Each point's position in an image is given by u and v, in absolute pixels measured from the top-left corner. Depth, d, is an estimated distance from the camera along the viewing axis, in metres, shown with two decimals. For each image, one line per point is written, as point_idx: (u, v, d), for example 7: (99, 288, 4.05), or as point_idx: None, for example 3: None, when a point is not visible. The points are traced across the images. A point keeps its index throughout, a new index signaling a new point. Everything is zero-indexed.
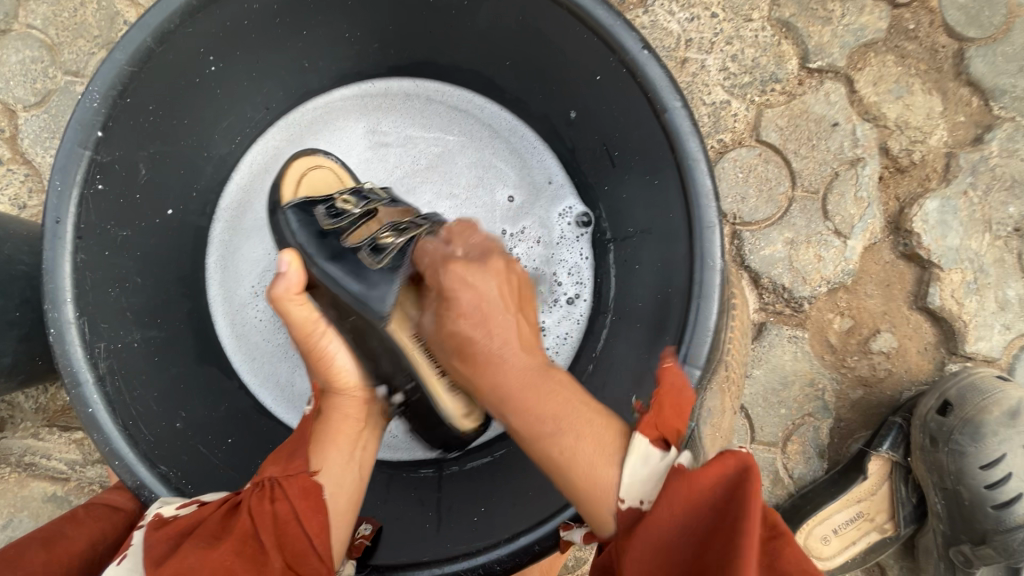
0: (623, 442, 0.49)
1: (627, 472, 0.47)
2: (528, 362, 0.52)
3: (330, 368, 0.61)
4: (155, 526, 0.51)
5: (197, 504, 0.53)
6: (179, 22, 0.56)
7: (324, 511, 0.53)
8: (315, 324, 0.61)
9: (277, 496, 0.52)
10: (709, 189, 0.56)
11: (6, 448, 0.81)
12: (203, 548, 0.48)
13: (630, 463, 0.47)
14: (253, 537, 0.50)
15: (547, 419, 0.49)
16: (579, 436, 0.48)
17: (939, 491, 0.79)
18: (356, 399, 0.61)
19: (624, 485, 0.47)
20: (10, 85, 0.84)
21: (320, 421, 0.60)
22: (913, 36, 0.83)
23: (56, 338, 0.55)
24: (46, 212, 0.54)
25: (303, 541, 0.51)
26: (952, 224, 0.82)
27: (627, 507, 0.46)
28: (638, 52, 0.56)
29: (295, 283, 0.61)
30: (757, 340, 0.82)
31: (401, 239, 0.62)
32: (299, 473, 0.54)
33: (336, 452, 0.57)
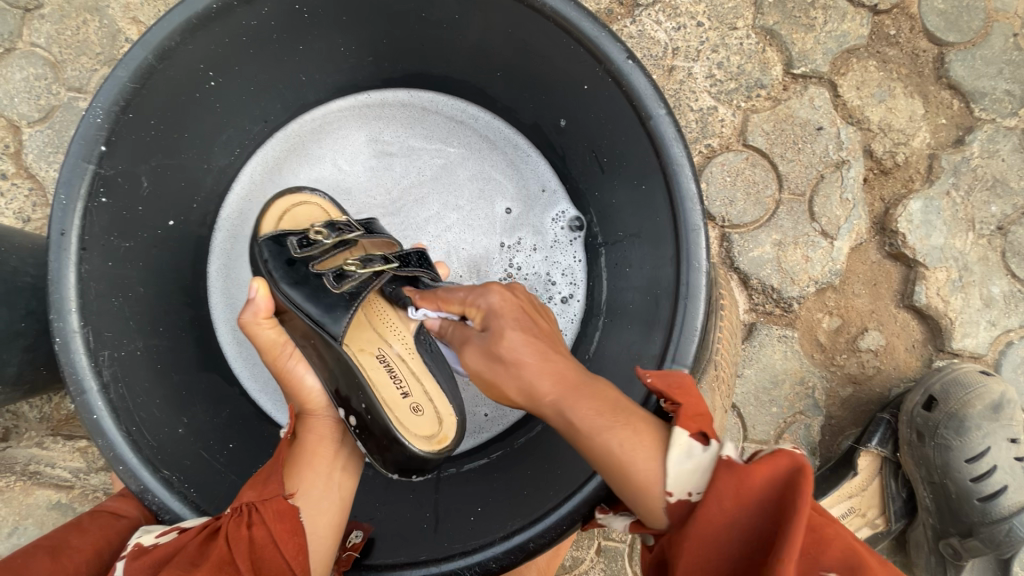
0: (663, 438, 0.46)
1: (672, 465, 0.44)
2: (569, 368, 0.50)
3: (303, 391, 0.65)
4: (134, 556, 0.52)
5: (177, 531, 0.54)
6: (179, 39, 0.58)
7: (300, 535, 0.55)
8: (282, 345, 0.65)
9: (254, 521, 0.53)
10: (694, 193, 0.57)
11: (11, 457, 0.82)
12: None
13: (674, 458, 0.44)
14: (230, 563, 0.50)
15: (598, 415, 0.47)
16: (631, 431, 0.46)
17: (926, 486, 0.81)
18: (330, 424, 0.64)
19: (670, 476, 0.44)
20: (15, 101, 0.86)
21: (296, 445, 0.62)
22: (894, 41, 0.85)
23: (61, 347, 0.56)
24: (51, 225, 0.56)
25: (281, 565, 0.53)
26: (936, 224, 0.84)
27: (675, 500, 0.44)
28: (623, 62, 0.58)
29: (262, 309, 0.64)
30: (748, 341, 0.84)
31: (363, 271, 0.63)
32: (276, 496, 0.55)
33: (312, 475, 0.59)
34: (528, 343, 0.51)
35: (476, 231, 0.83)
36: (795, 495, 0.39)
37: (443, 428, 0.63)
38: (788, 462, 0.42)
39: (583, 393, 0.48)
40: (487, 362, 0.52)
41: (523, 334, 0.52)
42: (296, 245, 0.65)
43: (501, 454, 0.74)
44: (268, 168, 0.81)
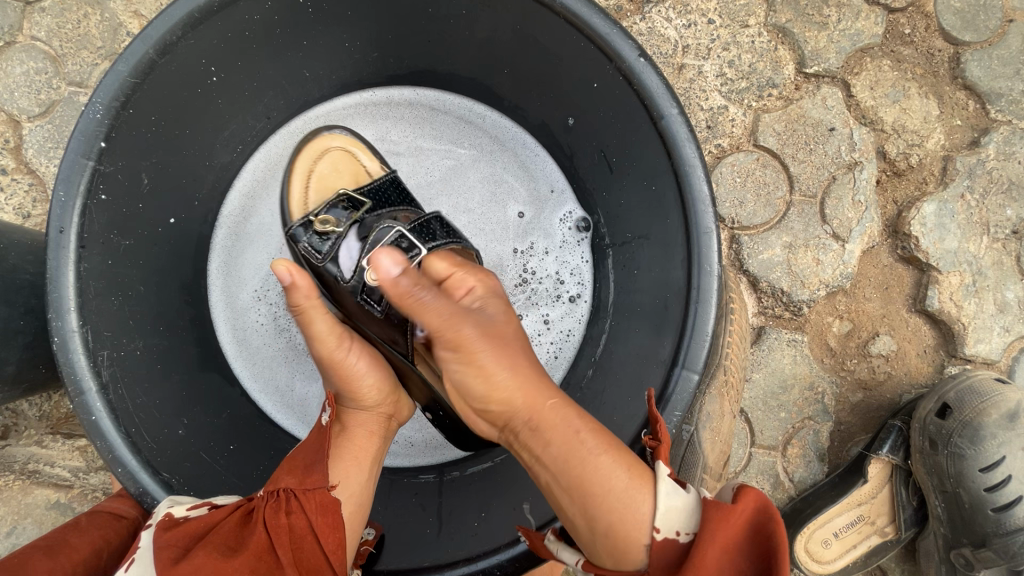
0: (651, 473, 0.47)
1: (662, 500, 0.45)
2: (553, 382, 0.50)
3: (355, 386, 0.59)
4: (165, 527, 0.50)
5: (208, 507, 0.53)
6: (181, 33, 0.57)
7: (340, 530, 0.53)
8: (334, 336, 0.57)
9: (293, 510, 0.52)
10: (706, 195, 0.56)
11: (11, 455, 0.82)
12: (220, 559, 0.48)
13: (664, 492, 0.45)
14: (269, 553, 0.50)
15: (589, 438, 0.47)
16: (629, 462, 0.47)
17: (938, 495, 0.79)
18: (379, 415, 0.62)
19: (658, 513, 0.44)
20: (15, 95, 0.85)
21: (341, 433, 0.60)
22: (909, 40, 0.83)
23: (59, 347, 0.55)
24: (50, 222, 0.55)
25: (319, 559, 0.52)
26: (950, 227, 0.82)
27: (663, 538, 0.44)
28: (634, 60, 0.56)
29: (306, 290, 0.54)
30: (756, 344, 0.82)
31: (371, 283, 0.58)
32: (320, 488, 0.54)
33: (356, 468, 0.57)
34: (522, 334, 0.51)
35: (490, 236, 0.82)
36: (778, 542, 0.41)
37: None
38: (757, 495, 0.43)
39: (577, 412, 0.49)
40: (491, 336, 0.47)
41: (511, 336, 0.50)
42: (312, 247, 0.63)
43: (505, 458, 0.69)
44: (271, 165, 0.80)
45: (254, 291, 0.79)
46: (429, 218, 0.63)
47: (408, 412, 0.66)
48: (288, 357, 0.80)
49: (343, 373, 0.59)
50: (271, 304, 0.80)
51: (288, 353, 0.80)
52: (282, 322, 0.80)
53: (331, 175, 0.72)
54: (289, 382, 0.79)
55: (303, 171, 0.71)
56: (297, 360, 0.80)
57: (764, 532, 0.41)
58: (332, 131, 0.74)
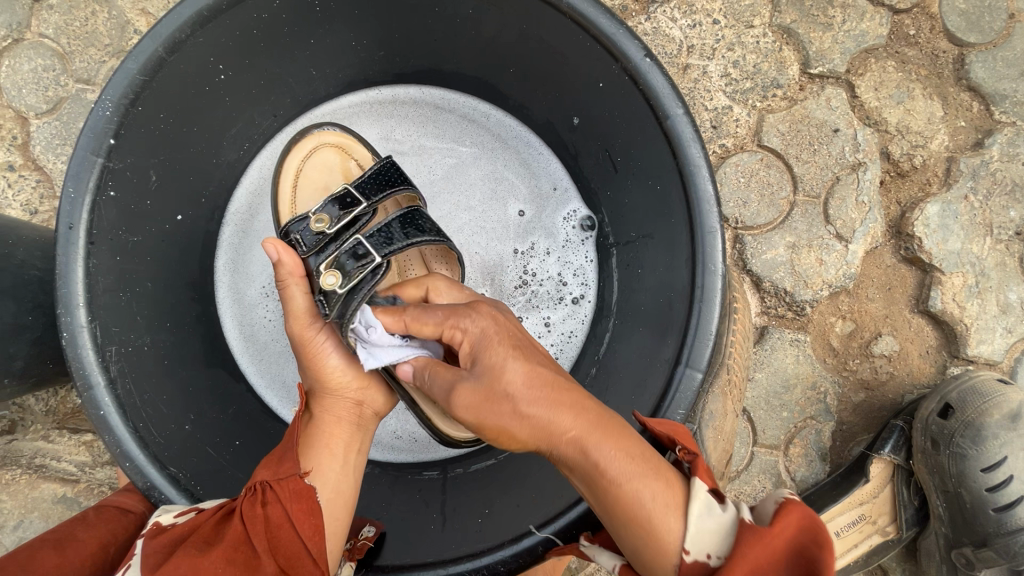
0: (684, 490, 0.46)
1: (694, 523, 0.44)
2: (575, 411, 0.47)
3: (323, 370, 0.60)
4: (149, 534, 0.51)
5: (194, 512, 0.54)
6: (190, 32, 0.57)
7: (316, 516, 0.53)
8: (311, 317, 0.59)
9: (269, 500, 0.53)
10: (711, 194, 0.57)
11: (18, 450, 0.82)
12: (196, 554, 0.49)
13: (696, 513, 0.44)
14: (246, 544, 0.51)
15: (633, 459, 0.46)
16: (663, 485, 0.46)
17: (940, 495, 0.79)
18: (350, 403, 0.61)
19: (691, 536, 0.44)
20: (23, 92, 0.85)
21: (311, 424, 0.59)
22: (914, 42, 0.83)
23: (68, 342, 0.56)
24: (59, 218, 0.55)
25: (298, 545, 0.52)
26: (953, 228, 0.83)
27: (693, 560, 0.44)
28: (640, 60, 0.57)
29: (292, 267, 0.57)
30: (759, 344, 0.83)
31: (344, 288, 0.56)
32: (292, 476, 0.54)
33: (329, 456, 0.57)
34: (531, 372, 0.48)
35: (491, 236, 0.82)
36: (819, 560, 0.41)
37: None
38: (799, 512, 0.44)
39: (608, 437, 0.46)
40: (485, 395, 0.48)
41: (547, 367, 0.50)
42: (304, 244, 0.60)
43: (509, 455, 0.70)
44: (277, 162, 0.80)
45: (260, 287, 0.80)
46: (391, 221, 0.60)
47: (385, 403, 0.65)
48: (294, 354, 0.80)
49: (314, 357, 0.59)
50: (278, 300, 0.80)
51: (293, 350, 0.80)
52: None
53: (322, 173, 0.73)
54: (295, 378, 0.79)
55: (291, 170, 0.72)
56: None
57: (807, 554, 0.42)
58: (324, 128, 0.74)
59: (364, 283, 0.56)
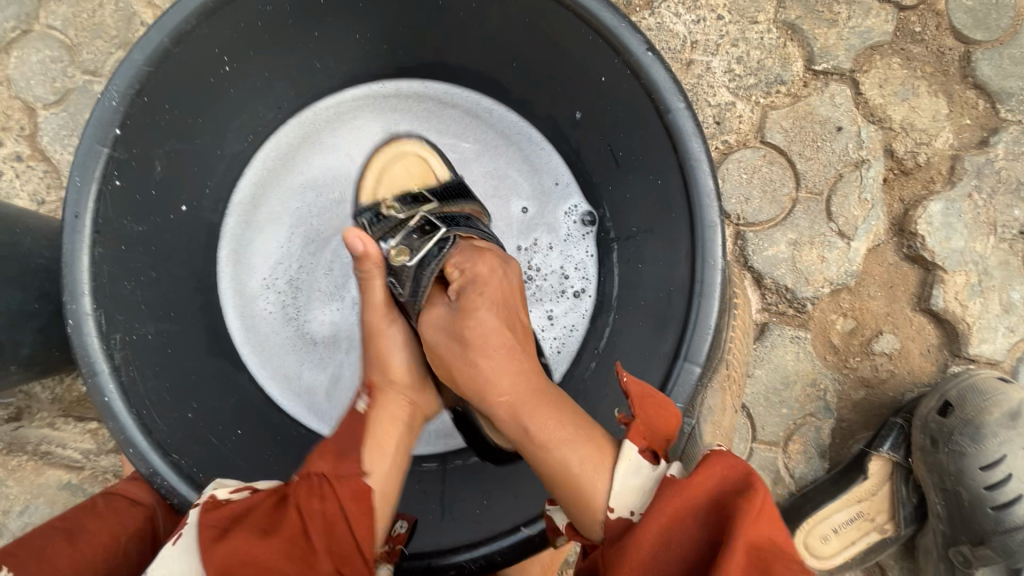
0: (614, 453, 0.50)
1: (618, 481, 0.48)
2: (517, 364, 0.55)
3: (388, 365, 0.62)
4: (208, 508, 0.52)
5: (248, 491, 0.56)
6: (196, 22, 0.58)
7: (370, 516, 0.54)
8: (386, 309, 0.62)
9: (326, 494, 0.53)
10: (711, 189, 0.57)
11: (24, 437, 0.83)
12: (258, 538, 0.50)
13: (620, 474, 0.48)
14: (304, 536, 0.51)
15: (564, 425, 0.52)
16: (593, 448, 0.50)
17: (938, 493, 0.79)
18: (405, 401, 0.62)
19: (614, 493, 0.48)
20: (31, 83, 0.86)
21: (368, 420, 0.60)
22: (919, 38, 0.83)
23: (73, 329, 0.57)
24: (65, 207, 0.56)
25: (351, 544, 0.53)
26: (957, 226, 0.82)
27: (616, 517, 0.48)
28: (642, 54, 0.57)
29: (370, 255, 0.61)
30: (759, 340, 0.83)
31: (411, 261, 0.61)
32: (352, 474, 0.55)
33: (383, 456, 0.58)
34: (494, 330, 0.56)
35: (493, 231, 0.83)
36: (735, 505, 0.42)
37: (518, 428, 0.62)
38: (725, 466, 0.44)
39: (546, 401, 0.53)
40: (450, 338, 0.57)
41: (502, 329, 0.56)
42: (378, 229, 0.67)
43: None
44: (282, 155, 0.81)
45: (263, 279, 0.81)
46: (455, 215, 0.67)
47: (434, 408, 0.66)
48: (297, 344, 0.81)
49: (386, 350, 0.62)
50: (279, 292, 0.81)
51: (296, 341, 0.81)
52: (292, 311, 0.81)
53: (399, 174, 0.75)
54: (297, 369, 0.80)
55: (378, 166, 0.75)
56: (306, 348, 0.81)
57: (727, 506, 0.42)
58: (410, 137, 0.77)
59: (428, 256, 0.61)
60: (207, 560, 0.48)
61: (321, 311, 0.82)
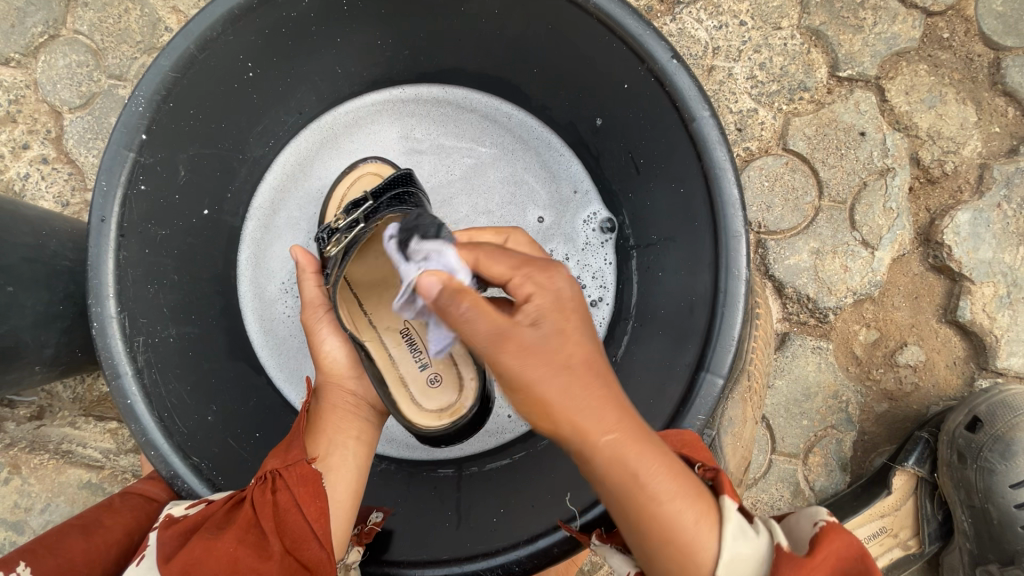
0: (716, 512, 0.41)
1: (728, 546, 0.40)
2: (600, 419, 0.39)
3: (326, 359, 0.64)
4: (165, 525, 0.54)
5: (204, 503, 0.56)
6: (221, 29, 0.58)
7: (321, 498, 0.54)
8: (318, 307, 0.65)
9: (277, 486, 0.54)
10: (736, 198, 0.56)
11: (45, 436, 0.84)
12: (207, 536, 0.50)
13: (731, 536, 0.40)
14: (255, 525, 0.52)
15: (664, 475, 0.40)
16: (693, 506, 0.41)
17: (965, 509, 0.78)
18: (347, 393, 0.63)
19: (726, 560, 0.40)
20: (57, 87, 0.87)
21: (314, 416, 0.61)
22: (947, 45, 0.81)
23: (98, 332, 0.57)
24: (92, 211, 0.57)
25: (303, 526, 0.52)
26: (985, 236, 0.80)
27: None
28: (667, 61, 0.56)
29: (306, 262, 0.65)
30: (780, 350, 0.81)
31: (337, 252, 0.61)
32: (298, 461, 0.55)
33: (330, 441, 0.58)
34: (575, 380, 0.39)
35: None
36: None
37: (459, 397, 0.61)
38: (843, 543, 0.41)
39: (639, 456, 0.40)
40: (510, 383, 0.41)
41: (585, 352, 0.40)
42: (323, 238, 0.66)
43: (524, 455, 0.72)
44: (301, 159, 0.81)
45: (282, 283, 0.81)
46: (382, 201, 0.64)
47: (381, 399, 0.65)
48: None
49: (314, 347, 0.64)
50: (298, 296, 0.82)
51: None
52: None
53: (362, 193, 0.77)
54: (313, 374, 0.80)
55: (337, 199, 0.78)
56: None
57: None
58: (364, 163, 0.79)
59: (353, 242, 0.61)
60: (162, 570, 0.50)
61: None
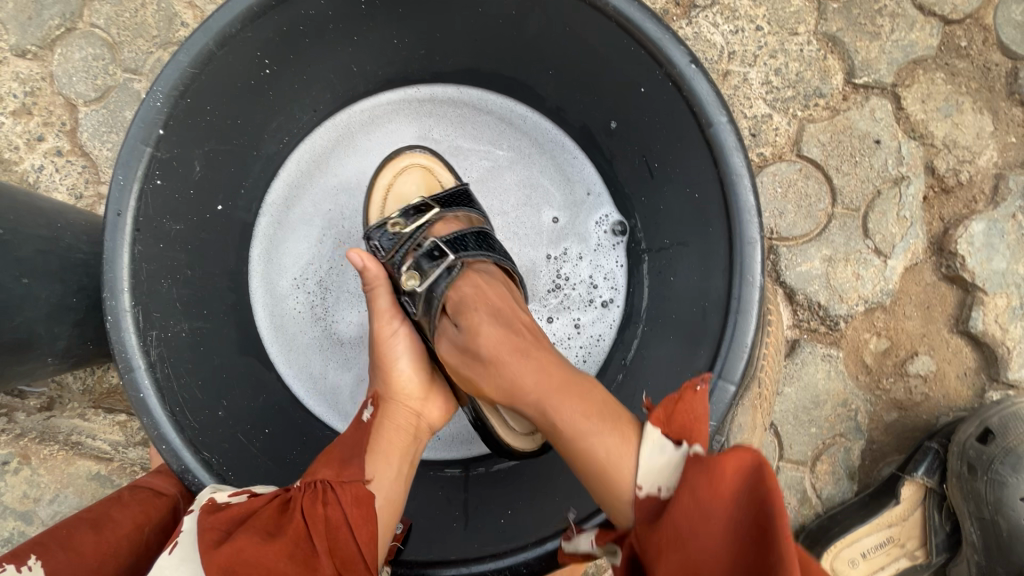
0: (637, 434, 0.50)
1: (643, 459, 0.48)
2: (532, 372, 0.53)
3: (391, 374, 0.63)
4: (208, 511, 0.52)
5: (247, 495, 0.55)
6: (241, 26, 0.59)
7: (373, 524, 0.54)
8: (389, 318, 0.63)
9: (329, 500, 0.53)
10: (752, 205, 0.56)
11: (55, 427, 0.85)
12: (259, 542, 0.49)
13: (646, 453, 0.48)
14: (306, 540, 0.51)
15: (592, 418, 0.50)
16: (619, 436, 0.49)
17: (974, 521, 0.77)
18: (408, 414, 0.62)
19: (641, 471, 0.48)
20: (73, 80, 0.88)
21: (372, 427, 0.60)
22: (964, 53, 0.81)
23: (112, 325, 0.58)
24: (109, 205, 0.57)
25: (353, 549, 0.53)
26: (999, 247, 0.80)
27: (644, 495, 0.48)
28: (685, 66, 0.56)
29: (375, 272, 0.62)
30: (790, 357, 0.81)
31: (421, 287, 0.61)
32: (355, 481, 0.55)
33: (386, 464, 0.58)
34: (501, 339, 0.54)
35: (522, 240, 0.82)
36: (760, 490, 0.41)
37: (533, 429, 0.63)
38: (750, 451, 0.44)
39: (570, 395, 0.51)
40: (461, 356, 0.56)
41: (505, 334, 0.55)
42: (382, 247, 0.65)
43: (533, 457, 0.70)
44: (316, 157, 0.82)
45: (293, 279, 0.81)
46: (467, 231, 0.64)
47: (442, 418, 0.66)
48: (322, 346, 0.81)
49: (383, 358, 0.63)
50: (310, 292, 0.82)
51: (322, 342, 0.81)
52: (319, 312, 0.82)
53: (408, 190, 0.75)
54: (322, 369, 0.81)
55: (383, 187, 0.75)
56: (332, 349, 0.81)
57: (751, 488, 0.42)
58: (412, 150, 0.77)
59: (439, 280, 0.60)
60: (205, 564, 0.48)
61: (350, 312, 0.82)
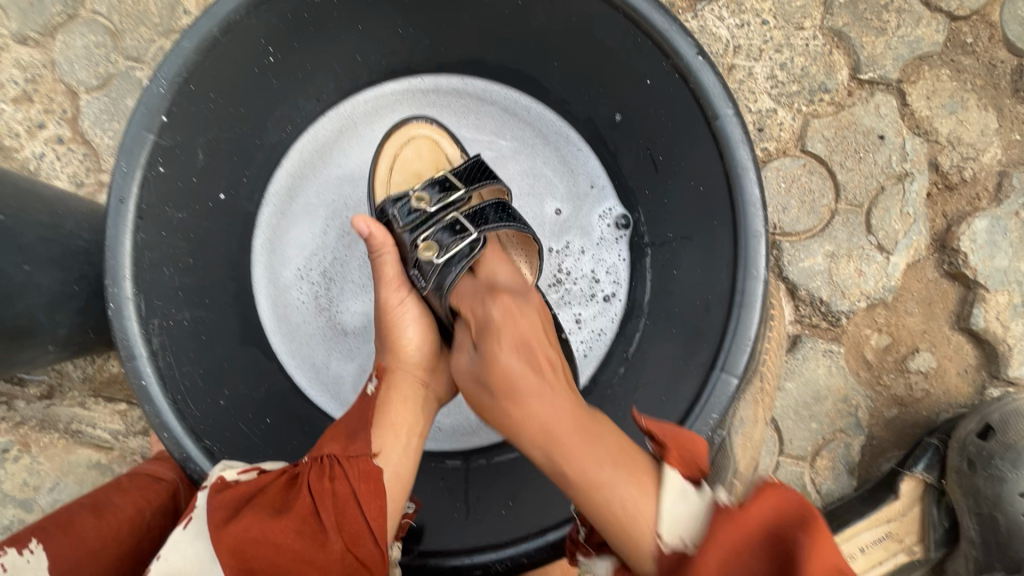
0: (657, 479, 0.47)
1: (665, 507, 0.45)
2: (546, 402, 0.51)
3: (400, 346, 0.63)
4: (216, 489, 0.53)
5: (256, 471, 0.56)
6: (245, 13, 0.58)
7: (382, 498, 0.54)
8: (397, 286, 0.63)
9: (336, 475, 0.54)
10: (757, 198, 0.56)
11: (55, 415, 0.85)
12: (267, 521, 0.50)
13: (667, 499, 0.45)
14: (314, 517, 0.52)
15: (604, 461, 0.47)
16: (634, 479, 0.46)
17: (973, 517, 0.77)
18: (416, 385, 0.62)
19: (663, 519, 0.45)
20: (75, 68, 0.87)
21: (379, 399, 0.60)
22: (970, 50, 0.81)
23: (114, 312, 0.58)
24: (111, 191, 0.57)
25: (361, 524, 0.53)
26: (1002, 245, 0.80)
27: (666, 545, 0.44)
28: (692, 58, 0.56)
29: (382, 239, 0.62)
30: (791, 353, 0.81)
31: (440, 260, 0.61)
32: (361, 456, 0.55)
33: (394, 437, 0.58)
34: (521, 370, 0.53)
35: None
36: (794, 542, 0.39)
37: None
38: (783, 497, 0.42)
39: (585, 431, 0.49)
40: (475, 382, 0.55)
41: (523, 364, 0.53)
42: (401, 219, 0.65)
43: None
44: (319, 147, 0.81)
45: (296, 269, 0.81)
46: (486, 205, 0.65)
47: (449, 391, 0.66)
48: (325, 337, 0.81)
49: (392, 330, 0.63)
50: (313, 283, 0.82)
51: (324, 333, 0.81)
52: (322, 303, 0.82)
53: (416, 163, 0.79)
54: (325, 360, 0.81)
55: (390, 155, 0.78)
56: (335, 340, 0.81)
57: (783, 536, 0.40)
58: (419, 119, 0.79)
59: (459, 257, 0.62)
60: (216, 544, 0.49)
61: (353, 303, 0.82)
